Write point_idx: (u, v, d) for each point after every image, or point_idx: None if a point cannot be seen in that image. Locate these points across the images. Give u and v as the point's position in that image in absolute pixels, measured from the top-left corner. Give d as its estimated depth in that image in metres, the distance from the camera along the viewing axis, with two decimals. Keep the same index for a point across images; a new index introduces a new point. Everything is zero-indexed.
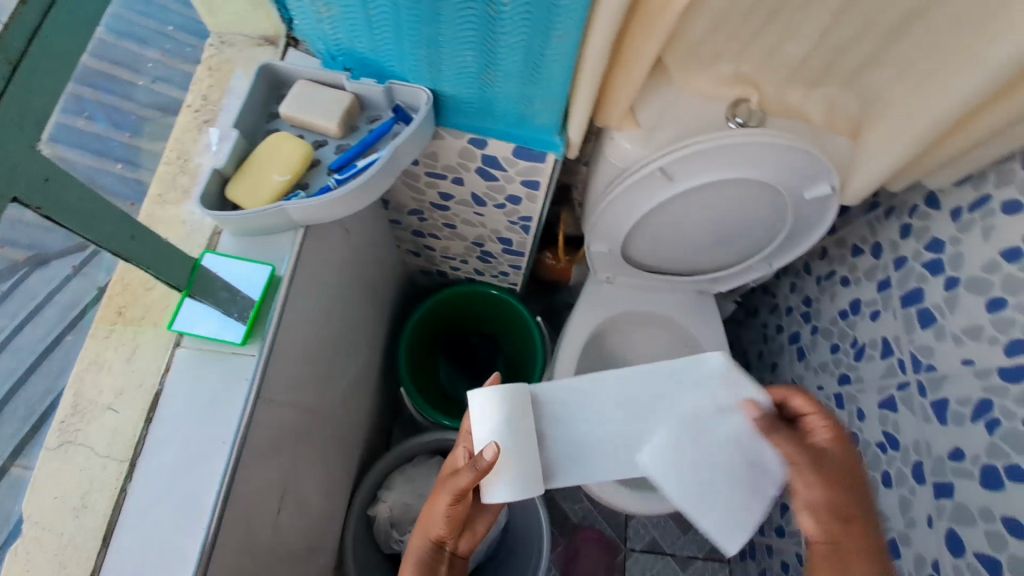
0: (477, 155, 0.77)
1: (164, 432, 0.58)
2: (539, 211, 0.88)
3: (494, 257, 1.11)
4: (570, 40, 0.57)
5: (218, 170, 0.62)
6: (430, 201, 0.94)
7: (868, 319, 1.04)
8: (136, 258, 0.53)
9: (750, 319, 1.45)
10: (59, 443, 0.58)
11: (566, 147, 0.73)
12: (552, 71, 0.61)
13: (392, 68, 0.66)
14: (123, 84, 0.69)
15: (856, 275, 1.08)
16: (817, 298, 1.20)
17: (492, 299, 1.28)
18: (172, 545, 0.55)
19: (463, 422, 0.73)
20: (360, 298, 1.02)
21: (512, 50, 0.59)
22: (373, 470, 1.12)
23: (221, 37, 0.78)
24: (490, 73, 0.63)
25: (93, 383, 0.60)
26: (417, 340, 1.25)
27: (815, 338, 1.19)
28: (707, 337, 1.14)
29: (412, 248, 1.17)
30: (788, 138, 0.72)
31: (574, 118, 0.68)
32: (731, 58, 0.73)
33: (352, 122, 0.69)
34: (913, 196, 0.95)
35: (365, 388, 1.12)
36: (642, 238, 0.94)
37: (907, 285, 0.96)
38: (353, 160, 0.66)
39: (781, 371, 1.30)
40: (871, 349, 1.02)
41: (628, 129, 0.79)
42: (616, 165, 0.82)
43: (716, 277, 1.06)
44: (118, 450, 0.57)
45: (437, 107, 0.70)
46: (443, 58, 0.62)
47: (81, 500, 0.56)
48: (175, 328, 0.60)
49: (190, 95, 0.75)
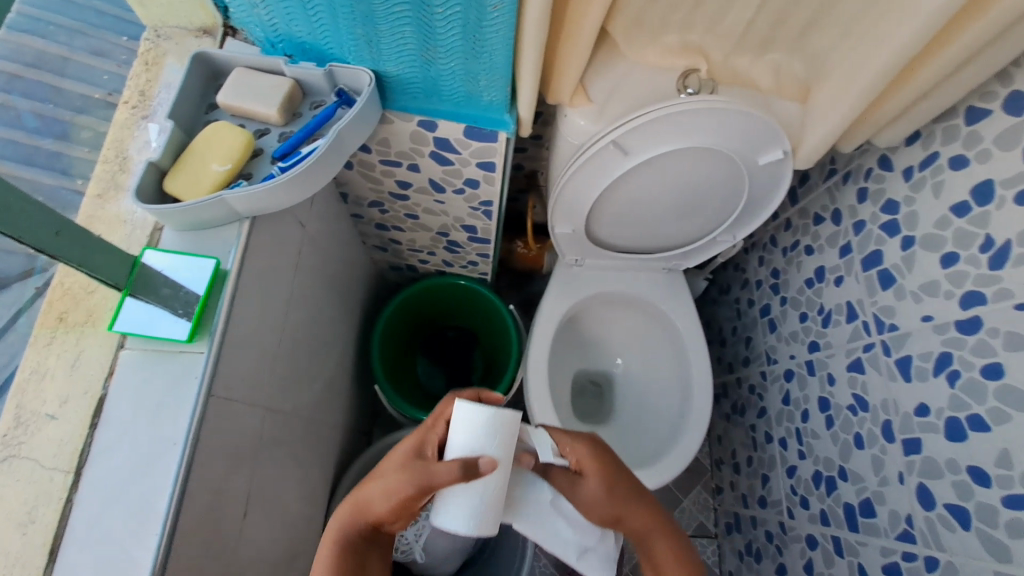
0: (429, 139, 0.76)
1: (112, 437, 0.56)
2: (498, 194, 0.87)
3: (461, 246, 1.10)
4: (507, 9, 0.56)
5: (153, 162, 0.60)
6: (388, 191, 0.92)
7: (832, 285, 1.05)
8: (64, 256, 0.49)
9: (722, 296, 1.46)
10: (2, 458, 0.54)
11: (517, 124, 0.73)
12: (493, 44, 0.60)
13: (332, 50, 0.65)
14: (48, 86, 0.69)
15: (819, 242, 1.10)
16: (783, 269, 1.21)
17: (464, 291, 1.27)
18: (125, 552, 0.53)
19: (439, 404, 0.65)
20: (326, 296, 1.01)
21: (449, 23, 0.58)
22: (351, 472, 1.10)
23: (157, 30, 0.75)
24: (431, 49, 0.62)
25: (35, 393, 0.57)
26: (390, 337, 1.24)
27: (785, 309, 1.20)
28: (678, 315, 1.15)
29: (378, 243, 1.15)
30: (737, 103, 0.73)
31: (521, 93, 0.67)
32: (676, 27, 0.73)
33: (295, 108, 0.68)
34: (867, 160, 0.97)
35: (338, 388, 1.10)
36: (606, 216, 0.94)
37: (867, 247, 0.97)
38: (296, 147, 0.65)
39: (755, 344, 1.31)
40: (837, 314, 1.04)
41: (580, 105, 0.78)
42: (572, 142, 0.82)
43: (683, 252, 1.06)
44: (64, 461, 0.55)
45: (383, 89, 0.69)
46: (382, 36, 0.61)
47: (27, 516, 0.53)
48: (116, 329, 0.57)
49: (125, 90, 0.72)
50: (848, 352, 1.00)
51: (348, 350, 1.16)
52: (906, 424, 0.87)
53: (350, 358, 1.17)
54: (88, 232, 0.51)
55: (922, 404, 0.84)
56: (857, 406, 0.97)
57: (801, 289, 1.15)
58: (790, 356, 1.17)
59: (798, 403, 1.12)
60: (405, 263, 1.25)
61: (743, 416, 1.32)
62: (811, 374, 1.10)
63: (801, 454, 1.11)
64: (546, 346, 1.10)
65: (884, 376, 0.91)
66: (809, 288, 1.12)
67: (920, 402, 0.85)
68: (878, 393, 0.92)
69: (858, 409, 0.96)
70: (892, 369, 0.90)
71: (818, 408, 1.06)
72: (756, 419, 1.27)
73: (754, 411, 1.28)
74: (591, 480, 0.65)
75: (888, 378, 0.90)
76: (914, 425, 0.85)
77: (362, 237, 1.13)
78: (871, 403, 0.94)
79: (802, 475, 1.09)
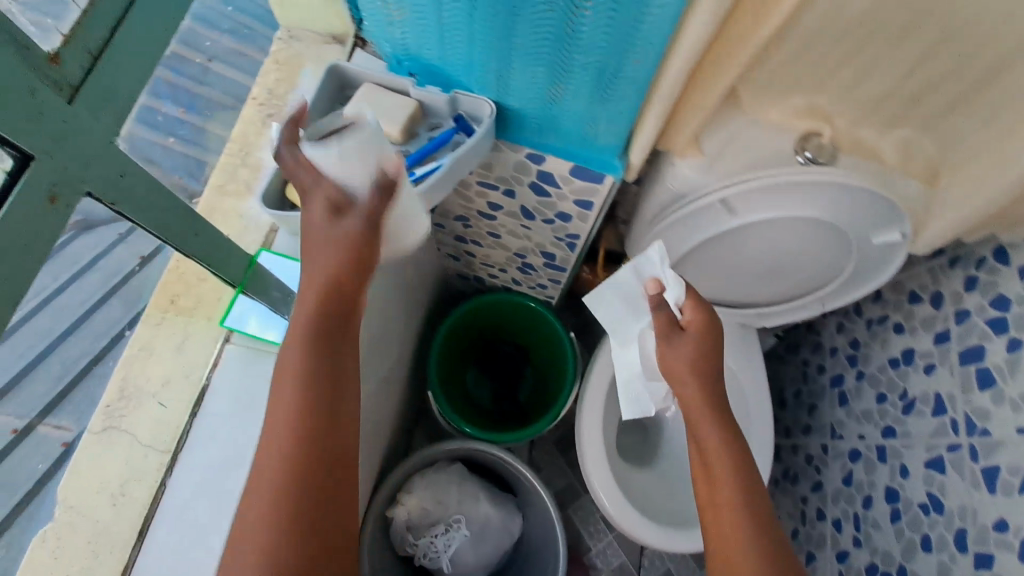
0: (533, 171, 0.76)
1: (206, 427, 0.72)
2: (588, 230, 0.87)
3: (534, 269, 1.10)
4: (647, 64, 0.55)
5: (281, 168, 0.63)
6: (478, 210, 0.93)
7: (922, 373, 0.99)
8: (194, 253, 0.53)
9: (790, 355, 1.40)
10: (103, 428, 0.70)
11: (625, 170, 0.71)
12: (622, 93, 0.59)
13: (459, 77, 0.66)
14: (197, 67, 0.68)
15: (912, 323, 1.03)
16: (866, 342, 1.15)
17: (528, 311, 1.27)
18: (203, 540, 0.67)
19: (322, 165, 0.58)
20: (397, 301, 1.03)
21: (584, 69, 0.57)
22: (396, 473, 1.13)
23: (289, 31, 0.82)
24: (558, 90, 0.62)
25: (142, 369, 0.74)
26: (449, 345, 1.25)
27: (861, 385, 1.14)
28: (745, 374, 1.11)
29: (453, 253, 1.17)
30: (858, 179, 0.69)
31: (638, 141, 0.66)
32: (804, 91, 0.70)
33: (413, 128, 0.69)
34: (981, 248, 0.90)
35: (394, 389, 1.12)
36: (693, 265, 0.92)
37: (967, 341, 0.91)
38: (411, 167, 0.66)
39: (820, 414, 1.25)
40: (921, 404, 0.97)
41: (691, 157, 0.76)
42: (674, 191, 0.80)
43: (762, 311, 1.02)
44: (162, 441, 0.71)
45: (500, 119, 0.69)
46: (513, 73, 0.61)
47: (120, 487, 0.69)
48: (228, 325, 0.74)
49: (257, 85, 0.80)
50: (929, 447, 0.93)
51: (407, 352, 1.18)
52: (981, 536, 0.80)
53: (408, 360, 1.20)
54: (217, 231, 0.55)
55: (1002, 518, 0.78)
56: (930, 506, 0.90)
57: (883, 368, 1.08)
58: (860, 436, 1.11)
59: (863, 487, 1.07)
60: (474, 275, 1.26)
61: (796, 485, 1.27)
62: (881, 461, 1.03)
63: (857, 541, 1.05)
64: (604, 383, 1.09)
65: (967, 482, 0.85)
66: (894, 369, 1.05)
67: (1001, 517, 0.78)
68: (957, 498, 0.85)
69: (931, 510, 0.90)
70: (977, 476, 0.83)
71: (885, 499, 1.00)
72: (811, 492, 1.22)
73: (809, 483, 1.23)
74: (674, 355, 0.73)
75: (971, 484, 0.84)
76: (990, 540, 0.79)
77: (440, 245, 1.15)
78: (947, 507, 0.87)
79: (854, 563, 1.04)
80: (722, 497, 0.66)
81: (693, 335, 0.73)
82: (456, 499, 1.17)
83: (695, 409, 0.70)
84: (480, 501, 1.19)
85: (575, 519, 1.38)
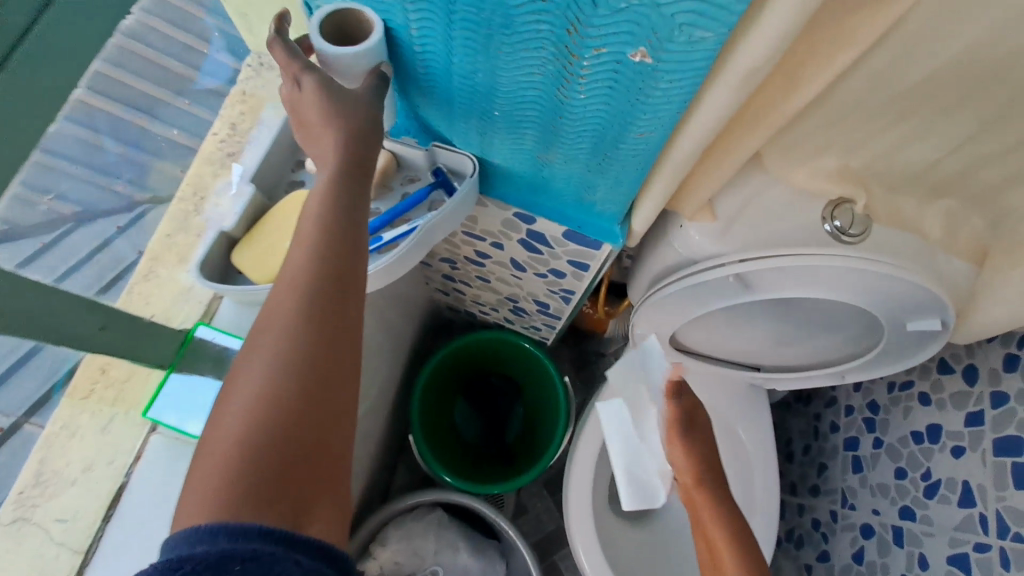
0: (523, 229, 0.67)
1: (119, 537, 0.62)
2: (584, 288, 0.78)
3: (526, 313, 1.01)
4: (653, 137, 0.46)
5: (224, 232, 0.56)
6: (464, 255, 0.84)
7: (948, 454, 0.89)
8: (105, 346, 0.58)
9: (801, 406, 1.31)
10: (12, 520, 0.62)
11: (626, 237, 0.63)
12: (624, 163, 0.51)
13: (438, 127, 0.57)
14: (139, 114, 0.71)
15: (939, 396, 0.93)
16: (886, 408, 1.05)
17: (520, 350, 1.19)
18: None
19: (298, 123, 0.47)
20: (375, 344, 0.95)
21: (579, 136, 0.49)
22: (370, 523, 1.06)
23: (259, 60, 0.84)
24: (550, 153, 0.53)
25: (60, 451, 0.66)
26: (434, 383, 1.17)
27: (878, 454, 1.04)
28: (750, 438, 1.02)
29: (441, 288, 1.09)
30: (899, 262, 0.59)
31: (641, 210, 0.57)
32: (839, 154, 0.59)
33: (385, 182, 0.61)
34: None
35: (370, 434, 1.05)
36: (701, 326, 0.84)
37: (1004, 428, 0.81)
38: (379, 232, 0.58)
39: (829, 475, 1.16)
40: (945, 489, 0.88)
41: (701, 220, 0.67)
42: (682, 253, 0.71)
43: (773, 376, 0.93)
44: (73, 541, 0.62)
45: (485, 175, 0.61)
46: (498, 130, 0.53)
47: None
48: (149, 416, 0.66)
49: (219, 120, 0.82)
50: (953, 541, 0.84)
51: (388, 392, 1.11)
52: None
53: (389, 399, 1.12)
54: (125, 318, 0.59)
55: None
56: None
57: (903, 440, 0.99)
58: (873, 511, 1.02)
59: (874, 569, 0.98)
60: (464, 309, 1.18)
61: (799, 550, 1.19)
62: (897, 545, 0.94)
63: None
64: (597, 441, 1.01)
65: None
66: (916, 443, 0.96)
67: None
68: None
69: None
70: None
71: None
72: (816, 561, 1.13)
73: (815, 551, 1.15)
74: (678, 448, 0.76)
75: None
76: None
77: (427, 280, 1.07)
78: None
79: None
80: (715, 538, 0.67)
81: (695, 437, 0.76)
82: (432, 551, 1.09)
83: (704, 503, 0.71)
84: (459, 552, 1.12)
85: (563, 567, 1.31)
